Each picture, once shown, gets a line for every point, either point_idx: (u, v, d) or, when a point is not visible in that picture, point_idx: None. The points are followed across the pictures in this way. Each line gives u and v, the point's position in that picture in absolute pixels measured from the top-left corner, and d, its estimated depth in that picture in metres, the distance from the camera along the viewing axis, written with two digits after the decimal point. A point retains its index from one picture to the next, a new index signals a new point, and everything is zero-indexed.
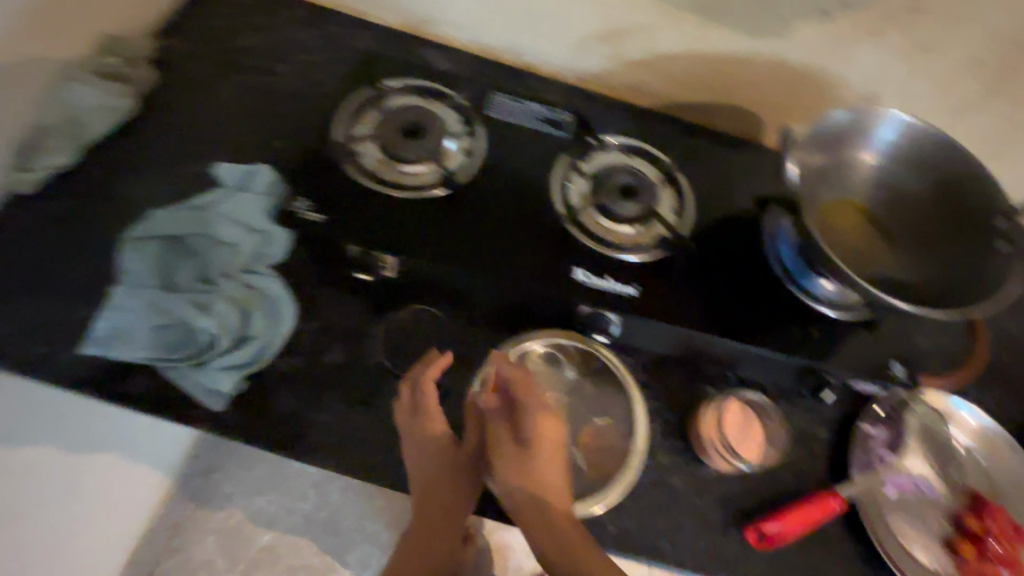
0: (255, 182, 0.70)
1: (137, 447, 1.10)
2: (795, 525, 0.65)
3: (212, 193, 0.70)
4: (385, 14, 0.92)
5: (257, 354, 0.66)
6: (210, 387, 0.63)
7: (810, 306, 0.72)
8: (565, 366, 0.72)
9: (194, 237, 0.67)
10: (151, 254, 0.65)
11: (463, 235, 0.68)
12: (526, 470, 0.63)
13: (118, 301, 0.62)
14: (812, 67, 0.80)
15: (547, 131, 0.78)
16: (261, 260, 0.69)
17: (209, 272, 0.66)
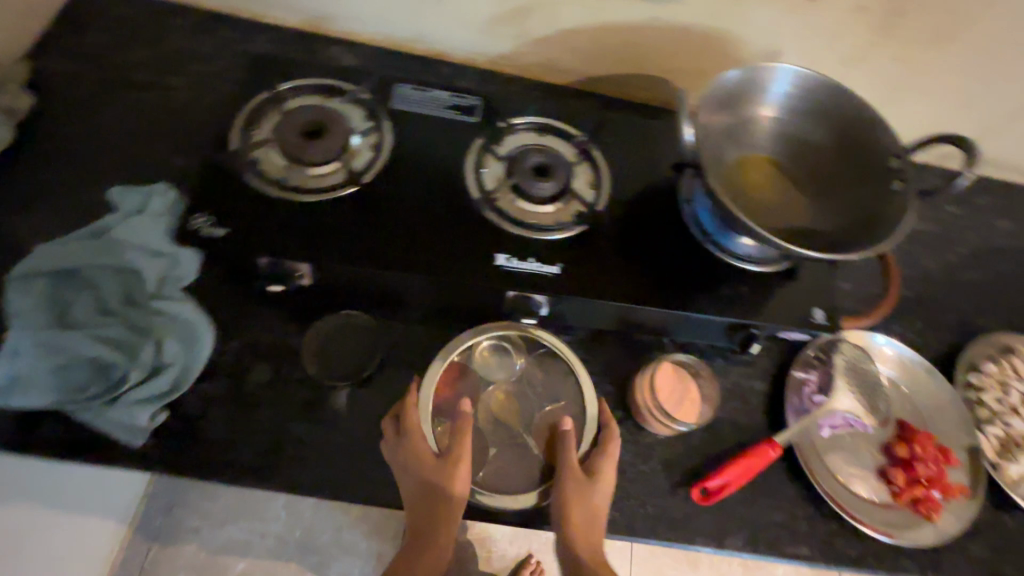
0: (154, 205, 0.68)
1: (87, 498, 1.06)
2: (735, 478, 0.67)
3: (107, 220, 0.67)
4: (278, 13, 0.88)
5: (177, 382, 0.63)
6: (126, 424, 0.60)
7: (731, 264, 0.74)
8: (514, 357, 0.72)
9: (92, 268, 0.63)
10: (42, 289, 0.61)
11: (378, 233, 0.66)
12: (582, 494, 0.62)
13: (9, 344, 0.58)
14: (711, 30, 0.81)
15: (457, 117, 0.77)
16: (170, 284, 0.66)
17: (113, 302, 0.63)
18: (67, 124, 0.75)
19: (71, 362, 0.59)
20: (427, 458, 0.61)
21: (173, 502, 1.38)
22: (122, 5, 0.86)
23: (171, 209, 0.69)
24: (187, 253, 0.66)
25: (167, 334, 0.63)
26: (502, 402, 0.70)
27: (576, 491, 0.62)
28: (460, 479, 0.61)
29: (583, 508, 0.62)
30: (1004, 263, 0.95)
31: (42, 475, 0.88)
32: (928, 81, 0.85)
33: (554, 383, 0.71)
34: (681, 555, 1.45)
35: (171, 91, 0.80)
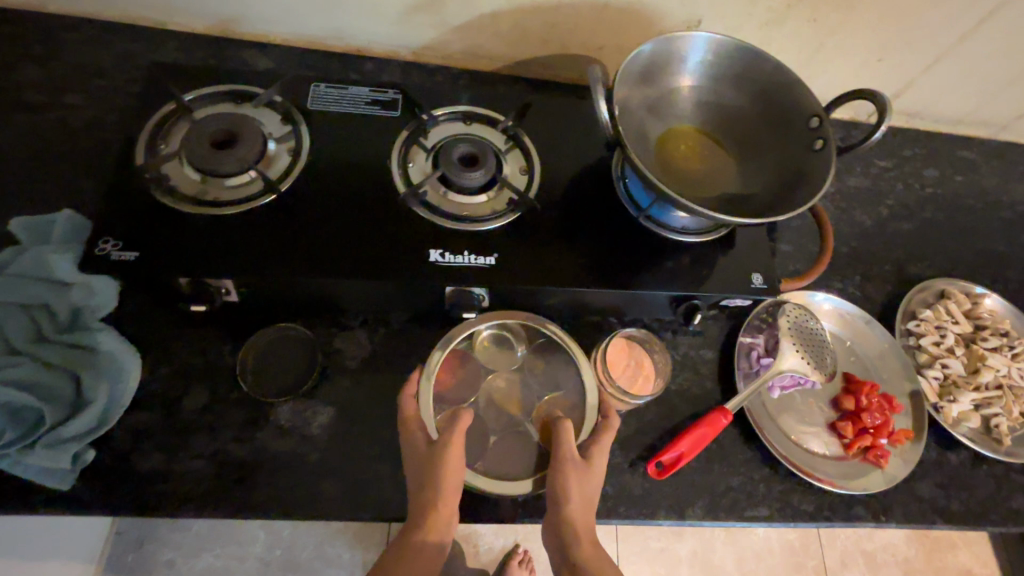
0: (57, 232, 0.64)
1: (49, 545, 1.01)
2: (690, 448, 0.67)
3: (8, 253, 0.62)
4: (181, 19, 0.83)
5: (103, 417, 0.60)
6: (50, 468, 0.56)
7: (670, 237, 0.73)
8: (516, 346, 0.72)
9: None
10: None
11: (305, 240, 0.64)
12: (581, 476, 0.60)
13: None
14: (630, 5, 0.80)
15: (377, 113, 0.75)
16: (85, 315, 0.62)
17: (21, 339, 0.59)
18: None
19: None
20: (423, 449, 0.60)
21: (143, 538, 1.33)
22: (8, 23, 0.80)
23: (77, 235, 0.65)
24: (101, 278, 0.61)
25: (87, 367, 0.60)
26: (505, 390, 0.69)
27: (571, 470, 0.60)
28: (454, 465, 0.59)
29: (583, 489, 0.60)
30: (935, 211, 0.98)
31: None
32: (845, 39, 0.86)
33: (556, 370, 0.70)
34: (665, 526, 1.47)
35: (70, 111, 0.76)
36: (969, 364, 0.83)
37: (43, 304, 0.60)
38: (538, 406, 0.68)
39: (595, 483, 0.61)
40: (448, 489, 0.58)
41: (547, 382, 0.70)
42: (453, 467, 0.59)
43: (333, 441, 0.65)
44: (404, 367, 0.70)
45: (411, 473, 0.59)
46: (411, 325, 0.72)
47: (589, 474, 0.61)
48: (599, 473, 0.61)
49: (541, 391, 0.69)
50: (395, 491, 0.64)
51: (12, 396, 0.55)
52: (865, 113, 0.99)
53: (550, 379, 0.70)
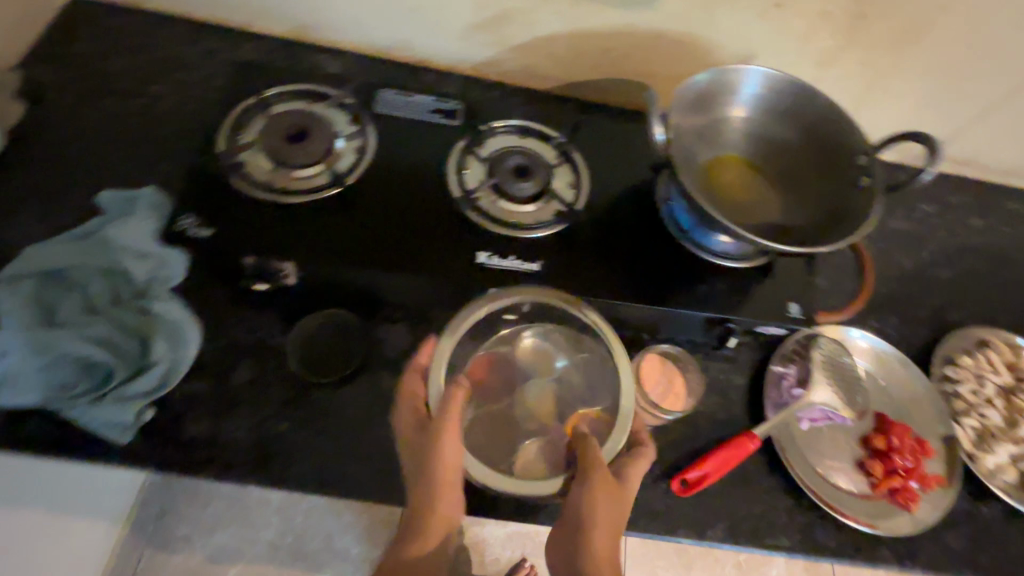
0: (138, 208, 0.69)
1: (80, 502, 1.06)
2: (716, 468, 0.68)
3: (93, 223, 0.68)
4: (262, 22, 0.90)
5: (165, 380, 0.64)
6: (114, 421, 0.61)
7: (709, 260, 0.76)
8: (556, 354, 0.71)
9: (77, 269, 0.63)
10: (29, 289, 0.61)
11: (363, 234, 0.68)
12: (615, 496, 0.60)
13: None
14: (685, 36, 0.84)
15: (437, 120, 0.79)
16: (158, 285, 0.66)
17: (101, 303, 0.64)
18: (54, 129, 0.77)
19: (59, 362, 0.59)
20: (419, 441, 0.61)
21: (163, 510, 1.38)
22: (110, 14, 0.89)
23: (154, 210, 0.69)
24: (174, 252, 0.66)
25: (154, 333, 0.64)
26: (538, 395, 0.68)
27: (604, 487, 0.60)
28: (452, 458, 0.60)
29: (614, 510, 0.60)
30: (978, 260, 0.97)
31: (27, 478, 0.87)
32: (897, 82, 0.88)
33: (591, 373, 0.70)
34: (675, 557, 1.45)
35: (157, 97, 0.83)
36: (1008, 417, 0.82)
37: (123, 271, 0.65)
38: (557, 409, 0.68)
39: (612, 505, 0.60)
40: (446, 483, 0.60)
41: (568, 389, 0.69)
42: (451, 461, 0.60)
43: (366, 425, 0.68)
44: None
45: (411, 467, 0.61)
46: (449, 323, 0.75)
47: (620, 496, 0.61)
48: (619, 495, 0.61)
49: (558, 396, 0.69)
50: None
51: (91, 354, 0.60)
52: (917, 160, 1.01)
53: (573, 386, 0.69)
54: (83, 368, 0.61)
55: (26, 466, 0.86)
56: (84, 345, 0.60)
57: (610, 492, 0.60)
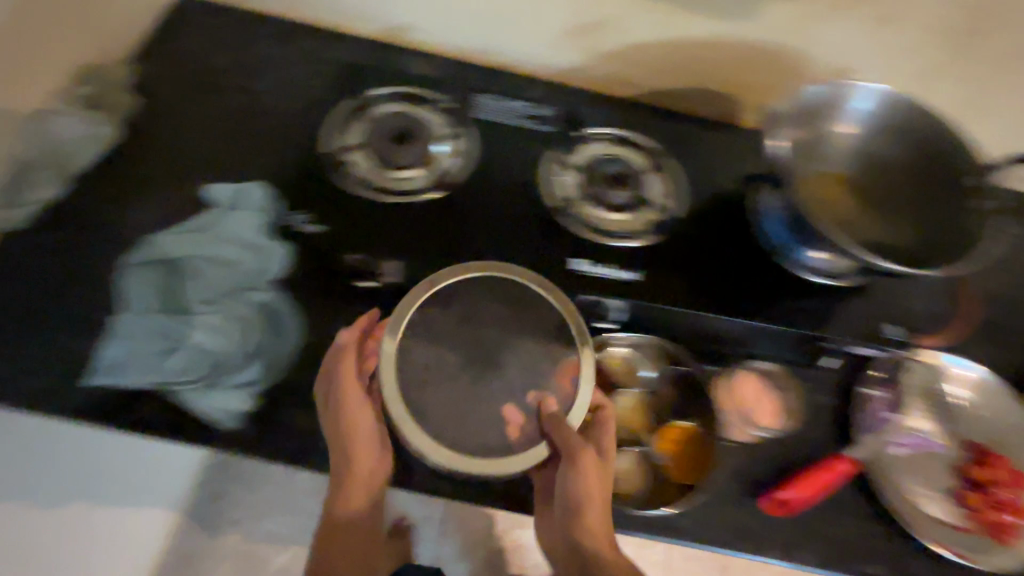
0: (247, 203, 0.71)
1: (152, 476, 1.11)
2: (813, 492, 0.66)
3: (206, 214, 0.70)
4: (356, 23, 0.93)
5: (266, 371, 0.66)
6: (220, 408, 0.63)
7: (801, 277, 0.75)
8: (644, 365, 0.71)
9: (191, 259, 0.67)
10: (149, 279, 0.65)
11: (463, 237, 0.70)
12: (604, 477, 0.59)
13: (116, 331, 0.63)
14: (782, 46, 0.82)
15: (532, 125, 0.80)
16: (262, 276, 0.68)
17: (209, 292, 0.66)
18: (161, 122, 0.81)
19: (172, 349, 0.63)
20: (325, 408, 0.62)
21: (219, 493, 1.39)
22: (212, 12, 0.92)
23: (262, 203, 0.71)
24: (276, 245, 0.69)
25: None
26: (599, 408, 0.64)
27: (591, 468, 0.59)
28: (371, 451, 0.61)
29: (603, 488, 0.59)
30: None
31: (89, 452, 0.86)
32: (1002, 100, 0.84)
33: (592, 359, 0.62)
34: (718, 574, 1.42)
35: (257, 94, 0.86)
36: None
37: (232, 265, 0.67)
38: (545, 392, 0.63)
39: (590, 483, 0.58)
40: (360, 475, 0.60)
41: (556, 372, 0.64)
42: (361, 431, 0.61)
43: None
44: None
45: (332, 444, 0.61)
46: None
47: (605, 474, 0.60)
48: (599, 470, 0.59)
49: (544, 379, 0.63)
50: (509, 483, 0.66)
51: (200, 343, 0.64)
52: None
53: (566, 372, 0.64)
54: (190, 354, 0.63)
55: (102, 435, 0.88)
56: (195, 335, 0.64)
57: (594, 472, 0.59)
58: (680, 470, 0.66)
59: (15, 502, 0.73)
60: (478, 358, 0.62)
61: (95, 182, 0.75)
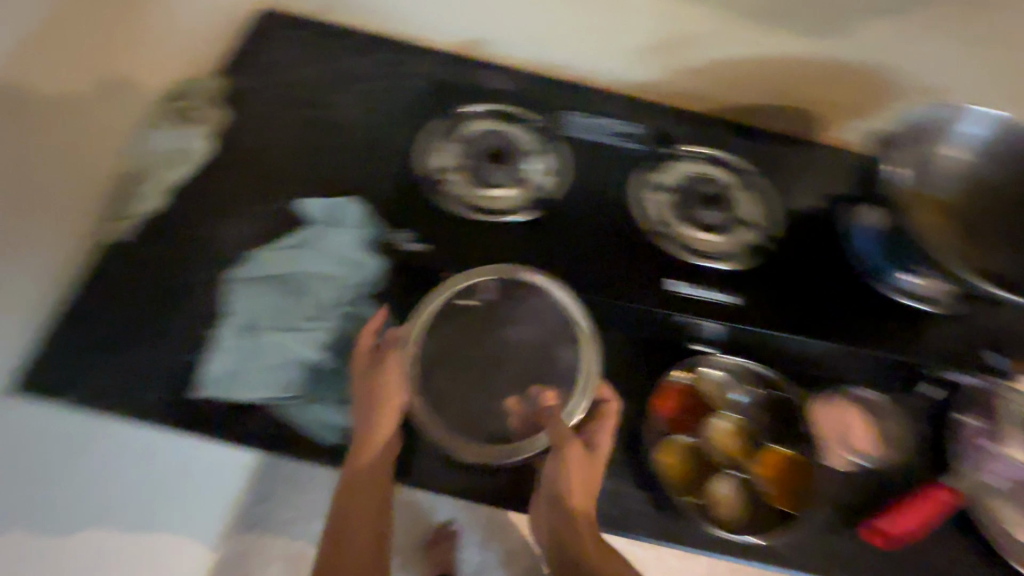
0: (343, 219, 0.73)
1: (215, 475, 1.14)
2: (915, 521, 0.65)
3: (302, 230, 0.73)
4: (437, 36, 0.93)
5: None
6: (323, 422, 0.66)
7: (898, 301, 0.74)
8: (731, 389, 0.73)
9: (296, 277, 0.70)
10: (255, 296, 0.69)
11: (562, 258, 0.71)
12: (587, 471, 0.60)
13: (225, 346, 0.66)
14: (875, 64, 0.81)
15: (621, 143, 0.82)
16: (359, 292, 0.71)
17: (310, 309, 0.69)
18: (251, 134, 0.82)
19: (276, 365, 0.66)
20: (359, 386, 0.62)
21: (268, 495, 1.36)
22: (295, 25, 0.93)
23: (359, 220, 0.73)
24: (373, 261, 0.71)
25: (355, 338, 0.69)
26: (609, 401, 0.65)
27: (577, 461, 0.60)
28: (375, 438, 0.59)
29: (581, 479, 0.59)
30: None
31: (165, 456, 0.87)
32: None
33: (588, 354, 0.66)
34: None
35: (342, 108, 0.87)
36: None
37: (330, 283, 0.70)
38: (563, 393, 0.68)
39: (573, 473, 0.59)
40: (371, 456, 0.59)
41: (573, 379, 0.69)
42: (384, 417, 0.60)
43: None
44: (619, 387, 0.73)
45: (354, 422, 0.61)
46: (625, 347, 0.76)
47: (590, 467, 0.60)
48: (583, 463, 0.60)
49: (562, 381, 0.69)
50: None
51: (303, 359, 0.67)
52: None
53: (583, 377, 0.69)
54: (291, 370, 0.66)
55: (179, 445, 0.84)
56: (298, 351, 0.66)
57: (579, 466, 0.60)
58: (779, 496, 0.67)
59: (96, 510, 0.74)
60: (542, 368, 0.69)
61: (189, 194, 0.76)
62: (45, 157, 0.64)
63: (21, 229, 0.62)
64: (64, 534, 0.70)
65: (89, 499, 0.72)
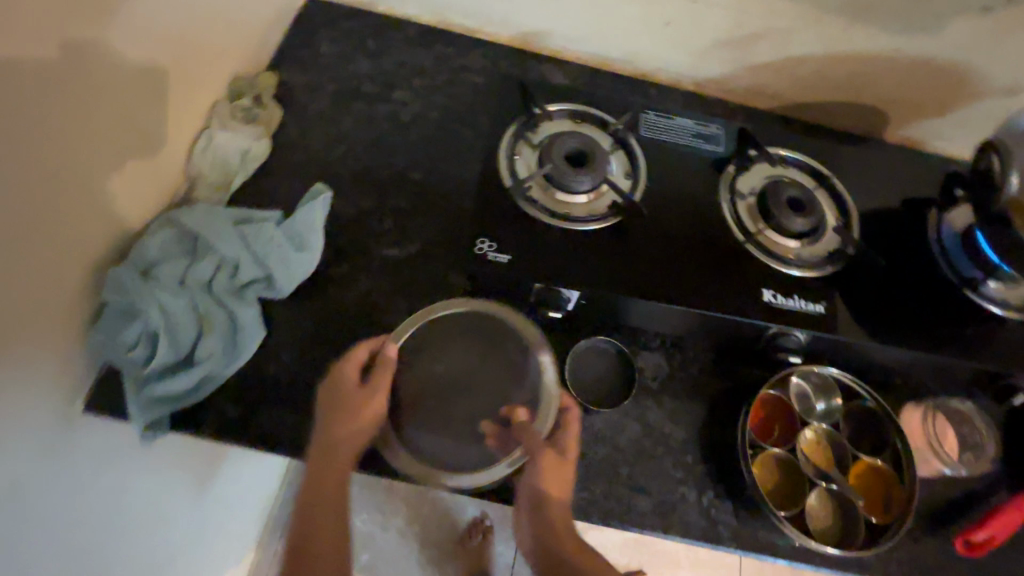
0: (306, 217, 0.69)
1: (250, 476, 1.12)
2: (1001, 530, 0.65)
3: (261, 213, 0.69)
4: (493, 28, 0.90)
5: (189, 391, 0.61)
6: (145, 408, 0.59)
7: (987, 308, 0.72)
8: (813, 399, 0.73)
9: (217, 240, 0.64)
10: (161, 241, 0.62)
11: (648, 265, 0.68)
12: (558, 471, 0.60)
13: (115, 281, 0.58)
14: (953, 61, 0.79)
15: (699, 145, 0.80)
16: (256, 288, 0.67)
17: (219, 289, 0.64)
18: (310, 134, 0.79)
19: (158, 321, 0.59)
20: (338, 395, 0.61)
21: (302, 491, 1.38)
22: (346, 17, 0.90)
23: (308, 217, 0.69)
24: (301, 260, 0.67)
25: (213, 329, 0.63)
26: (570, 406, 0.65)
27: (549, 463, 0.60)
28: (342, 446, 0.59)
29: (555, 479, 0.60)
30: None
31: (202, 459, 0.87)
32: None
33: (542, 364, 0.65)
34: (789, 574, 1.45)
35: (400, 105, 0.83)
36: None
37: (258, 277, 0.66)
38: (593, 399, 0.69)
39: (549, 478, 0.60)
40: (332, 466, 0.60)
41: (602, 387, 0.71)
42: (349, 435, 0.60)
43: (640, 457, 0.68)
44: (697, 395, 0.73)
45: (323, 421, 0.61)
46: (702, 354, 0.75)
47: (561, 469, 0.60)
48: (556, 466, 0.60)
49: (593, 388, 0.70)
50: (695, 517, 0.66)
51: (193, 339, 0.62)
52: None
53: (614, 383, 0.71)
54: (174, 343, 0.60)
55: (201, 450, 0.86)
56: (194, 328, 0.61)
57: (554, 470, 0.60)
58: (872, 508, 0.66)
59: (142, 517, 0.74)
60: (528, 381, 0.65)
61: (257, 199, 0.74)
62: (127, 165, 0.61)
63: (89, 242, 0.57)
64: (114, 546, 0.70)
65: (131, 511, 0.71)
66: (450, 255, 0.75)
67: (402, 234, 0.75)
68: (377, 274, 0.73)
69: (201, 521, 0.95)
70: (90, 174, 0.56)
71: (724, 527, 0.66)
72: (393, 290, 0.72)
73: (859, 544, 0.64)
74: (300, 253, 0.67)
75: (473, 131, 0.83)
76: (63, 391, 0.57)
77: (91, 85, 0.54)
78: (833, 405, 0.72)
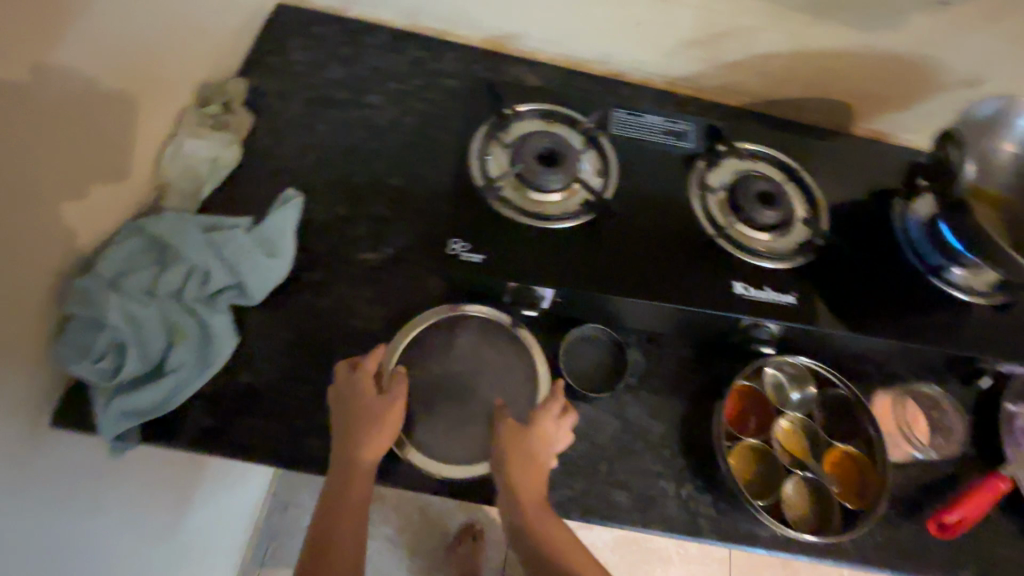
0: (277, 224, 0.69)
1: (232, 488, 1.10)
2: (973, 511, 0.67)
3: (234, 220, 0.69)
4: (465, 31, 0.90)
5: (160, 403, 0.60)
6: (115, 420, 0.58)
7: (953, 295, 0.74)
8: (789, 389, 0.74)
9: (188, 248, 0.63)
10: (129, 250, 0.61)
11: (620, 261, 0.69)
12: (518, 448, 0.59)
13: (84, 291, 0.57)
14: (915, 55, 0.81)
15: (670, 142, 0.81)
16: (228, 296, 0.66)
17: (190, 297, 0.64)
18: (282, 141, 0.79)
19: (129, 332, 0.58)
20: (348, 401, 0.60)
21: (289, 501, 1.36)
22: (317, 22, 0.89)
23: (281, 225, 0.69)
24: (274, 267, 0.67)
25: (184, 338, 0.62)
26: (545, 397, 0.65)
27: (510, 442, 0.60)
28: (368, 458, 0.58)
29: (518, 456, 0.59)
30: None
31: (181, 472, 0.86)
32: None
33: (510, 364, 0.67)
34: (778, 564, 1.47)
35: (374, 108, 0.83)
36: None
37: (230, 285, 0.66)
38: (591, 389, 0.71)
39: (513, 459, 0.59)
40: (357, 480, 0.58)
41: (597, 374, 0.72)
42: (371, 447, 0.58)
43: (620, 453, 0.68)
44: (675, 388, 0.73)
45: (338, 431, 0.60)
46: (679, 347, 0.76)
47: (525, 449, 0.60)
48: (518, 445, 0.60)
49: (589, 378, 0.71)
50: (676, 510, 0.67)
51: (163, 348, 0.61)
52: None
53: (609, 370, 0.72)
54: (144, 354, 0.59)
55: (180, 463, 0.85)
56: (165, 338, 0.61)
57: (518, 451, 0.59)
58: (846, 493, 0.68)
59: (120, 534, 0.73)
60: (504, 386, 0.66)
61: (229, 207, 0.73)
62: (95, 175, 0.60)
63: (56, 254, 0.56)
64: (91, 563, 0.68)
65: (108, 528, 0.70)
66: (427, 258, 0.75)
67: (377, 238, 0.75)
68: (354, 278, 0.73)
69: (183, 536, 0.93)
70: (56, 187, 0.55)
71: (706, 520, 0.67)
72: (369, 293, 0.72)
73: (836, 526, 0.65)
74: (273, 260, 0.67)
75: (447, 134, 0.83)
76: (31, 407, 0.56)
77: (57, 97, 0.53)
78: (807, 395, 0.73)
